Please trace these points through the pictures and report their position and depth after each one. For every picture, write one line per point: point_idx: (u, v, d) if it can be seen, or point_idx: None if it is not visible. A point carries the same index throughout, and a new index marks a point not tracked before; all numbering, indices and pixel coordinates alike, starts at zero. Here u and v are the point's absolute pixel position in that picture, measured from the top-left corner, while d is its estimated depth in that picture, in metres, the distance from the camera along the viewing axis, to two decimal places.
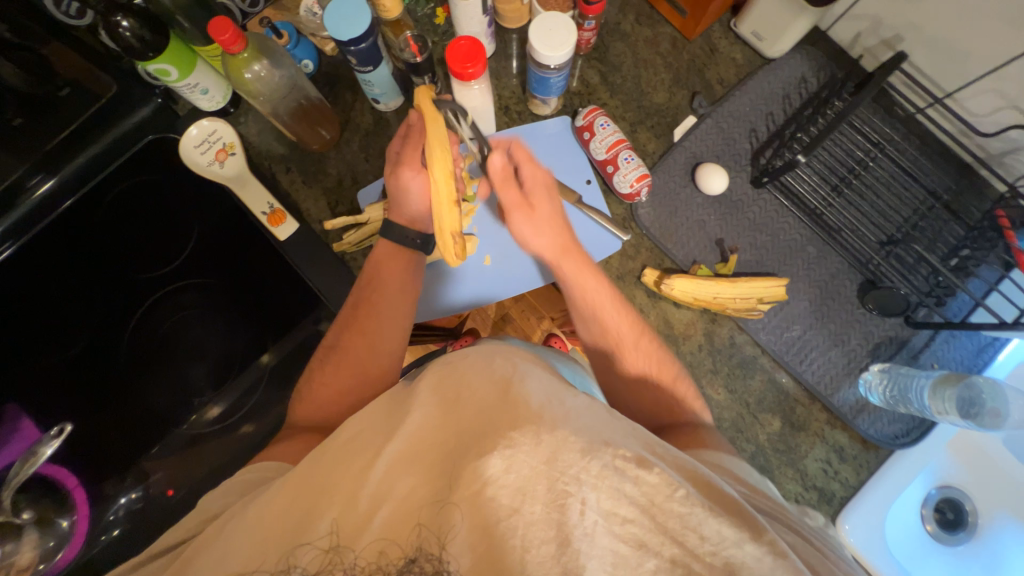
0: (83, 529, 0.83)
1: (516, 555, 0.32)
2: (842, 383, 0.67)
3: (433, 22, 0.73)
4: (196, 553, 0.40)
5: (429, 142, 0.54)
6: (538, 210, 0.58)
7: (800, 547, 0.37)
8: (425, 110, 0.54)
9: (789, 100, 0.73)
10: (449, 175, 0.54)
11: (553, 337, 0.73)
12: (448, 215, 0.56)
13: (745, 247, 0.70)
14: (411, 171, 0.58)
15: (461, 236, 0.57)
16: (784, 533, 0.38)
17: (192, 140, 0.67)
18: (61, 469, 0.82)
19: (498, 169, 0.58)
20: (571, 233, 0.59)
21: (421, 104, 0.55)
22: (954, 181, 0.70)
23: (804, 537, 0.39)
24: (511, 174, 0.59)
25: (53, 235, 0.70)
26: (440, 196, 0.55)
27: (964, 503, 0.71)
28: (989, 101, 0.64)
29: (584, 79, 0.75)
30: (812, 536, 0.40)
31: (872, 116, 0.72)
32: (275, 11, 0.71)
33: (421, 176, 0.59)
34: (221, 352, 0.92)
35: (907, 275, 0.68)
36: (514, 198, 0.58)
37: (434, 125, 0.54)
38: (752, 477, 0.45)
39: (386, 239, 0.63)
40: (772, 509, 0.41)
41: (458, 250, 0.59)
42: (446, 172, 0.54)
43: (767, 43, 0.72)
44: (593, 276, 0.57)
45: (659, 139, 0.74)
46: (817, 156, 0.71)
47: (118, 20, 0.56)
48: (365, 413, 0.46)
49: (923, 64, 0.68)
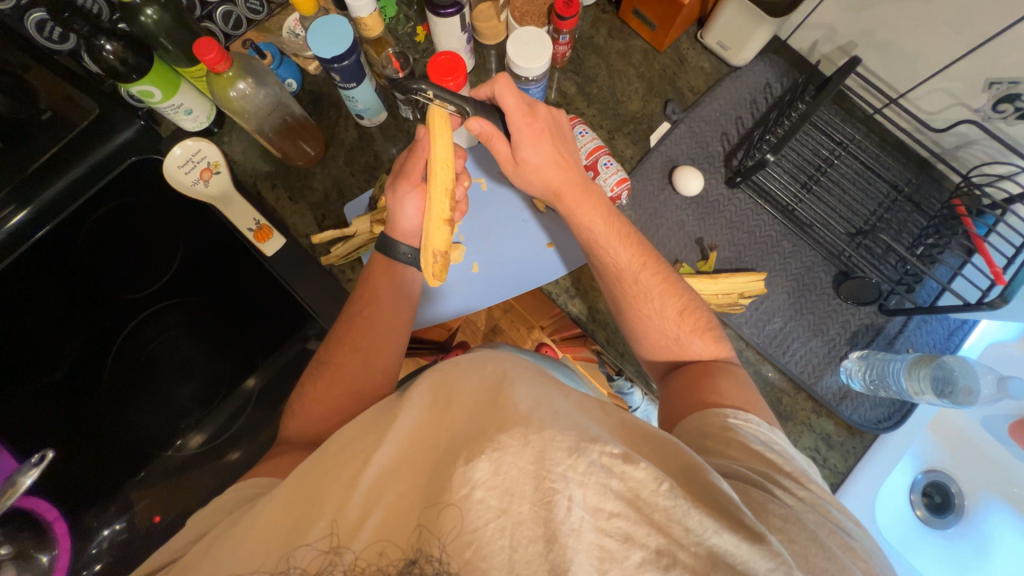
0: (65, 563, 0.80)
1: (504, 554, 0.33)
2: (823, 373, 0.69)
3: (414, 40, 0.76)
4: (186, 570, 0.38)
5: (433, 156, 0.55)
6: (528, 159, 0.59)
7: (792, 521, 0.37)
8: (434, 123, 0.54)
9: (756, 105, 0.77)
10: (447, 195, 0.55)
11: (544, 346, 0.80)
12: (437, 234, 0.57)
13: (724, 244, 0.73)
14: (410, 184, 0.60)
15: (447, 254, 0.59)
16: (778, 506, 0.39)
17: (175, 159, 0.66)
18: (40, 501, 0.78)
19: (480, 130, 0.56)
20: (573, 173, 0.61)
21: (429, 119, 0.55)
22: (913, 174, 0.74)
23: (800, 507, 0.40)
24: (498, 133, 0.57)
25: (33, 260, 0.68)
26: (433, 213, 0.56)
27: (950, 486, 0.74)
28: (939, 99, 0.69)
29: (562, 90, 0.78)
30: (811, 500, 0.41)
31: (834, 118, 0.76)
32: (258, 33, 0.73)
33: (419, 191, 0.60)
34: (209, 372, 0.92)
35: (877, 265, 0.71)
36: (503, 152, 0.59)
37: (438, 142, 0.54)
38: (758, 439, 0.47)
39: (382, 253, 0.63)
40: (764, 475, 0.42)
41: (437, 269, 0.60)
42: (444, 191, 0.55)
43: (732, 51, 0.76)
44: (599, 220, 0.61)
45: (636, 144, 0.76)
46: (786, 156, 0.75)
47: (103, 44, 0.56)
48: (355, 423, 0.46)
49: (877, 68, 0.73)
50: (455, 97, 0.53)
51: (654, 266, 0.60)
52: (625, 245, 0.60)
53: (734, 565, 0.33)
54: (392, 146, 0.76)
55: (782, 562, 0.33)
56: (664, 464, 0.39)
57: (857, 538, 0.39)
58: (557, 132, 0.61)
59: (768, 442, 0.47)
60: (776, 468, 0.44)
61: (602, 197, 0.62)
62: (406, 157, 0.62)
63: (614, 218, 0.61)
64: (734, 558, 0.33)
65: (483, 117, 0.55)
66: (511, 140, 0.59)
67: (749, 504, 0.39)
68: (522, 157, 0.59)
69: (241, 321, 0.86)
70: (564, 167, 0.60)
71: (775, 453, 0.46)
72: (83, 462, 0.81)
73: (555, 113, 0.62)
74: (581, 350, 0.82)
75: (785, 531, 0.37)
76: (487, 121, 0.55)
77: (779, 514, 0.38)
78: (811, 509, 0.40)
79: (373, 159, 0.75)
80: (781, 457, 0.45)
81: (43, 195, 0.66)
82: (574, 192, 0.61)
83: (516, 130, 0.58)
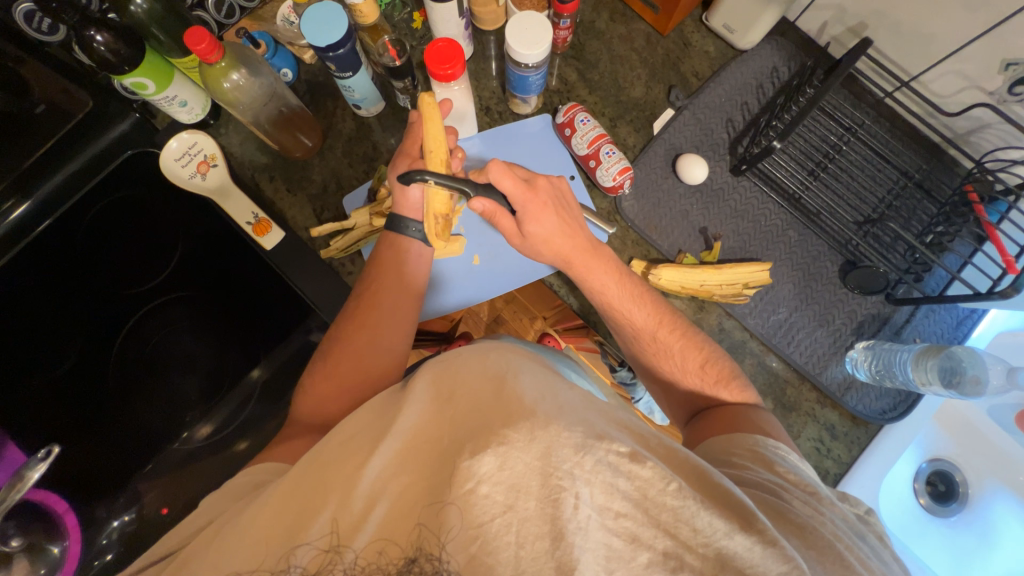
0: (77, 551, 0.80)
1: (510, 551, 0.33)
2: (829, 363, 0.68)
3: (410, 26, 0.74)
4: (184, 564, 0.38)
5: (426, 138, 0.57)
6: (539, 193, 0.58)
7: (809, 529, 0.37)
8: (424, 109, 0.56)
9: (763, 90, 0.75)
10: (443, 164, 0.57)
11: (547, 337, 0.81)
12: (437, 199, 0.58)
13: (728, 234, 0.71)
14: (407, 163, 0.61)
15: (449, 215, 0.60)
16: (794, 516, 0.38)
17: (173, 153, 0.66)
18: (50, 495, 0.78)
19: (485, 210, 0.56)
20: (586, 233, 0.60)
21: (420, 107, 0.57)
22: (924, 160, 0.72)
23: (817, 516, 0.39)
24: (500, 210, 0.57)
25: (33, 256, 0.68)
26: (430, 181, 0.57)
27: (954, 475, 0.73)
28: (952, 82, 0.66)
29: (563, 77, 0.76)
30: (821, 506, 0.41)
31: (843, 102, 0.74)
32: (252, 22, 0.72)
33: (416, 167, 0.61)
34: (212, 366, 0.92)
35: (884, 254, 0.70)
36: (508, 225, 0.59)
37: (429, 125, 0.57)
38: (786, 463, 0.46)
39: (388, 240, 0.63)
40: (777, 487, 0.42)
41: (442, 231, 0.62)
42: (440, 161, 0.57)
43: (737, 35, 0.74)
44: (600, 254, 0.60)
45: (639, 132, 0.75)
46: (793, 142, 0.73)
47: (93, 35, 0.55)
48: (357, 416, 0.45)
49: (887, 49, 0.70)
50: (454, 182, 0.55)
51: (672, 323, 0.59)
52: (642, 306, 0.59)
53: (742, 568, 0.33)
54: (390, 137, 0.74)
55: (795, 565, 0.33)
56: (674, 466, 0.39)
57: (869, 548, 0.39)
58: (559, 202, 0.60)
59: (799, 471, 0.45)
60: (791, 482, 0.43)
61: (613, 258, 0.61)
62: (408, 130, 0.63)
63: (626, 277, 0.60)
64: (743, 561, 0.33)
65: (484, 196, 0.56)
66: (515, 216, 0.58)
67: (767, 513, 0.39)
68: (527, 232, 0.58)
69: (244, 317, 0.87)
70: (571, 234, 0.59)
71: (790, 468, 0.45)
72: (93, 453, 0.83)
73: (556, 183, 0.61)
74: (582, 342, 0.83)
75: (803, 537, 0.37)
76: (489, 201, 0.56)
77: (795, 521, 0.38)
78: (825, 517, 0.40)
79: (372, 150, 0.74)
80: (796, 472, 0.45)
81: (43, 189, 0.66)
82: (582, 249, 0.59)
83: (521, 205, 0.57)
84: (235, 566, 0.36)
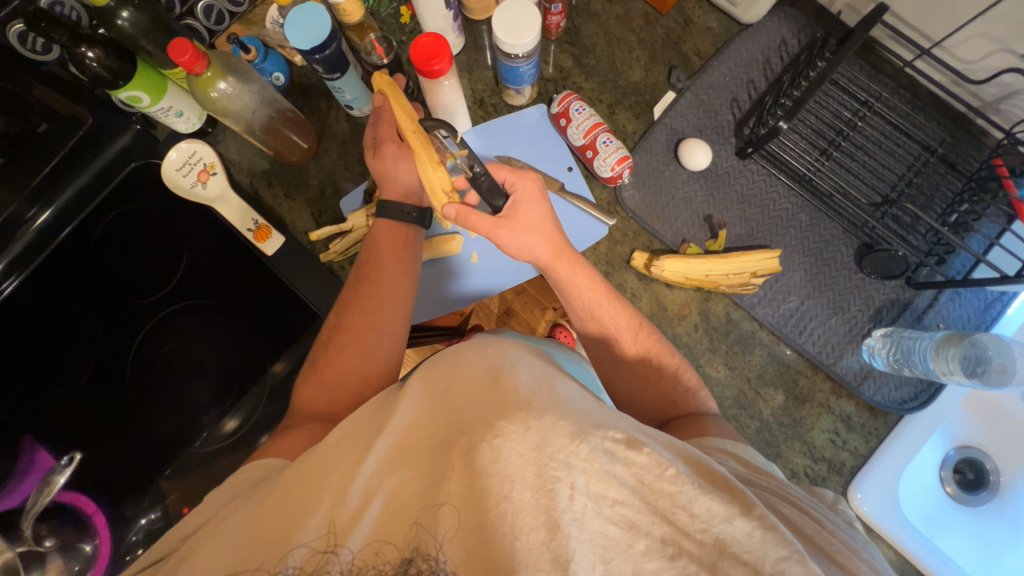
0: (106, 551, 0.84)
1: (507, 541, 0.32)
2: (844, 352, 0.65)
3: (399, 21, 0.73)
4: (180, 562, 0.39)
5: (400, 117, 0.59)
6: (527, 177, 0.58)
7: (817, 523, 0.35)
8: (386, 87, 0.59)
9: (770, 65, 0.71)
10: (426, 140, 0.58)
11: (559, 328, 0.78)
12: (435, 177, 0.59)
13: (735, 221, 0.69)
14: (393, 147, 0.60)
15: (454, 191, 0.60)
16: (782, 507, 0.37)
17: (173, 163, 0.68)
18: (80, 496, 0.83)
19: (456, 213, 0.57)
20: (561, 232, 0.58)
21: (381, 91, 0.60)
22: (948, 133, 0.68)
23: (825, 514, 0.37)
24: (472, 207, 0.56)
25: (52, 267, 0.72)
26: (423, 160, 0.58)
27: (983, 463, 0.71)
28: (978, 45, 0.61)
29: (558, 65, 0.74)
30: (820, 515, 0.38)
31: (859, 74, 0.69)
32: (243, 27, 0.72)
33: (400, 148, 0.60)
34: (219, 367, 0.89)
35: (904, 235, 0.66)
36: (488, 220, 0.56)
37: (397, 106, 0.59)
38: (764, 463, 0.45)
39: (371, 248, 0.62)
40: (769, 485, 0.40)
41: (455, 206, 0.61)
42: (423, 138, 0.58)
43: (741, 8, 0.70)
44: (572, 258, 0.57)
45: (638, 118, 0.72)
46: (803, 121, 0.69)
47: (84, 51, 0.55)
48: (355, 415, 0.45)
49: (906, 11, 0.65)
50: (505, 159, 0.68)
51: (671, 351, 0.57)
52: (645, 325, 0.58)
53: (743, 556, 0.31)
54: None
55: (795, 550, 0.31)
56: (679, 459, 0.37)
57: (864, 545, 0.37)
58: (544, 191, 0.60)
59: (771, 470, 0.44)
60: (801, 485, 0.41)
61: (593, 270, 0.58)
62: (376, 118, 0.63)
63: (598, 278, 0.58)
64: (741, 548, 0.31)
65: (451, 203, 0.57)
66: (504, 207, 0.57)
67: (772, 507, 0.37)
68: (518, 216, 0.56)
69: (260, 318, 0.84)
70: (548, 233, 0.57)
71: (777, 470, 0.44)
72: (116, 456, 0.86)
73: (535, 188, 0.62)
74: None
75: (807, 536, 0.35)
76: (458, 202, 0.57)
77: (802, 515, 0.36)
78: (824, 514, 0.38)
79: None
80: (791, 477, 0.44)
81: (64, 195, 0.70)
82: (552, 249, 0.57)
83: (518, 189, 0.57)
84: (232, 564, 0.36)
